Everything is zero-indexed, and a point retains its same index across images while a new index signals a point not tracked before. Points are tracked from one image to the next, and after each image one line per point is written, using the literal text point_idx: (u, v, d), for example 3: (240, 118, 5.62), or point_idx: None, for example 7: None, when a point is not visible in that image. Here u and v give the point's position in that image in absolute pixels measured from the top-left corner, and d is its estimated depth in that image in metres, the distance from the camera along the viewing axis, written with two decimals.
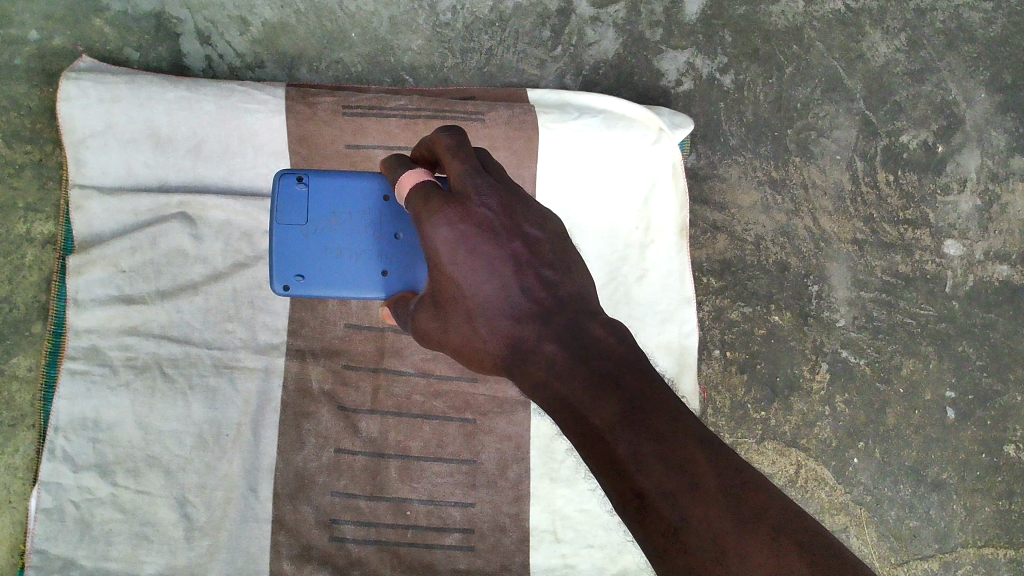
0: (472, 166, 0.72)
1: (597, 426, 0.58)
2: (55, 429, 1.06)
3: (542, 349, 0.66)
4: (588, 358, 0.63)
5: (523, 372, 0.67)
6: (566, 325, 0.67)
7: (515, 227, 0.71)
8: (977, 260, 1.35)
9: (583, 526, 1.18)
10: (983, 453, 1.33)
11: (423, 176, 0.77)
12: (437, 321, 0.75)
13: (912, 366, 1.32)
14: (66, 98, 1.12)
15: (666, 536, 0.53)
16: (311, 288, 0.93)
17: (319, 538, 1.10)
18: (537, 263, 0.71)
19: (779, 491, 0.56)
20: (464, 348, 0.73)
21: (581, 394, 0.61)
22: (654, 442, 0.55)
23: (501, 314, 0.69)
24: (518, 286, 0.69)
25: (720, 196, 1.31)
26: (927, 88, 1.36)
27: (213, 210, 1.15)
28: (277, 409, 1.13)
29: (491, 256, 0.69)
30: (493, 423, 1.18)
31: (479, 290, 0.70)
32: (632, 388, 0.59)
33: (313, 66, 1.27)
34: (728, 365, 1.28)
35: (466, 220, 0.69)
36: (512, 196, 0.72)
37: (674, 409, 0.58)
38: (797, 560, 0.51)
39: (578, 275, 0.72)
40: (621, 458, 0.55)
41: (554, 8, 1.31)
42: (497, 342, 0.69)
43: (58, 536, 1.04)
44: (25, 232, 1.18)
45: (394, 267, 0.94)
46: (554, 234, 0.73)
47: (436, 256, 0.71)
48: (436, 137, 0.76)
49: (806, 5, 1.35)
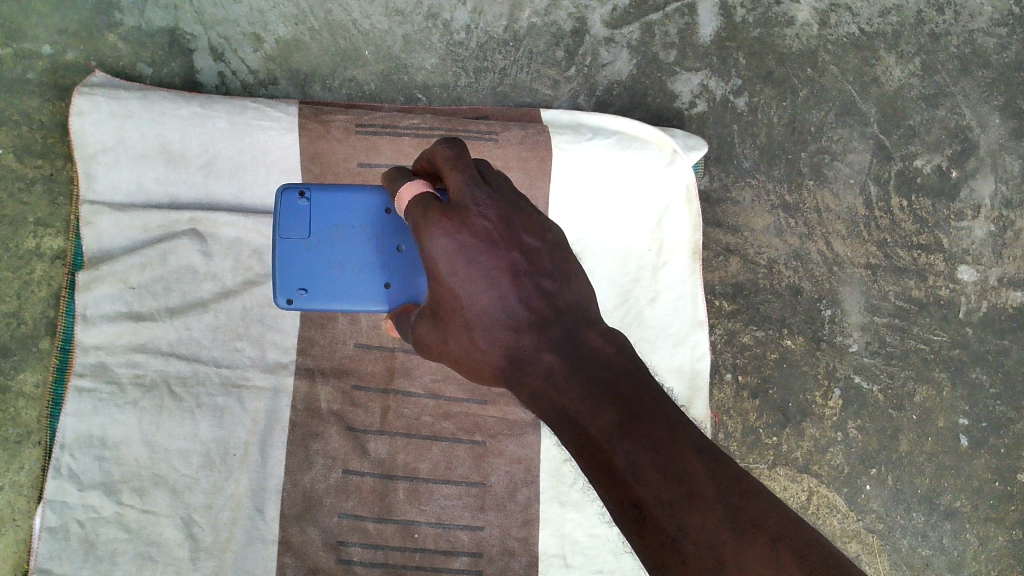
0: (470, 177, 0.71)
1: (595, 435, 0.58)
2: (61, 447, 1.05)
3: (540, 358, 0.65)
4: (587, 368, 0.63)
5: (521, 382, 0.67)
6: (565, 333, 0.66)
7: (513, 237, 0.70)
8: (991, 286, 1.35)
9: (592, 551, 1.17)
10: (997, 481, 1.31)
11: (424, 188, 0.75)
12: (434, 331, 0.74)
13: (925, 393, 1.31)
14: (78, 112, 1.11)
15: (665, 546, 0.53)
16: (314, 302, 0.90)
17: (325, 560, 1.08)
18: (536, 273, 0.70)
19: (776, 499, 0.57)
20: (463, 360, 0.72)
21: (579, 402, 0.61)
22: (652, 451, 0.55)
23: (499, 325, 0.68)
24: (516, 296, 0.68)
25: (733, 219, 1.31)
26: (941, 113, 1.35)
27: (224, 228, 1.14)
28: (285, 428, 1.11)
29: (488, 266, 0.68)
30: (502, 445, 1.17)
31: (477, 301, 0.69)
32: (630, 397, 0.60)
33: (326, 83, 1.26)
34: (739, 390, 1.27)
35: (464, 231, 0.68)
36: (510, 206, 0.71)
37: (672, 419, 0.58)
38: (794, 570, 0.52)
39: (576, 284, 0.72)
40: (619, 467, 0.56)
41: (568, 28, 1.30)
42: (496, 353, 0.68)
43: (63, 556, 1.03)
44: (34, 247, 1.17)
45: (397, 280, 0.91)
46: (553, 244, 0.72)
47: (435, 266, 0.70)
48: (435, 148, 0.75)
49: (821, 29, 1.35)
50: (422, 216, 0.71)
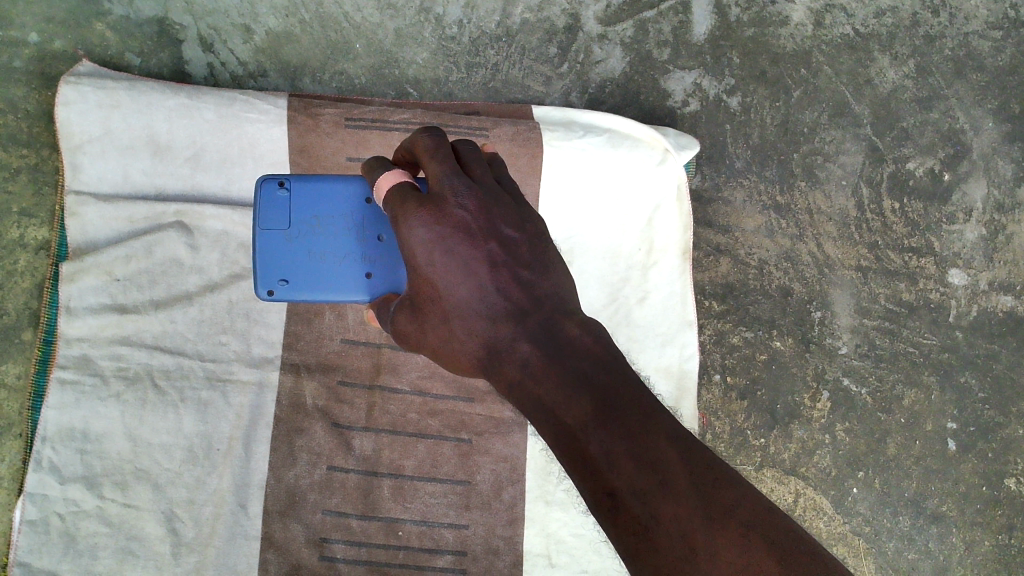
0: (450, 166, 0.70)
1: (570, 425, 0.58)
2: (41, 439, 1.04)
3: (516, 348, 0.65)
4: (563, 357, 0.62)
5: (498, 373, 0.66)
6: (543, 323, 0.66)
7: (493, 228, 0.69)
8: (981, 290, 1.34)
9: (577, 551, 1.16)
10: (985, 486, 1.31)
11: (401, 179, 0.74)
12: (413, 321, 0.73)
13: (913, 396, 1.31)
14: (64, 102, 1.10)
15: (638, 535, 0.53)
16: (296, 293, 0.90)
17: (308, 557, 1.08)
18: (515, 263, 0.69)
19: (750, 485, 0.57)
20: (443, 351, 0.71)
21: (554, 392, 0.60)
22: (626, 441, 0.55)
23: (478, 316, 0.67)
24: (494, 286, 0.67)
25: (724, 218, 1.30)
26: (934, 115, 1.35)
27: (210, 220, 1.13)
28: (269, 424, 1.11)
29: (466, 257, 0.67)
30: (488, 444, 1.16)
31: (454, 291, 0.68)
32: (606, 386, 0.59)
33: (316, 76, 1.25)
34: (728, 391, 1.26)
35: (441, 222, 0.68)
36: (490, 197, 0.70)
37: (648, 408, 0.58)
38: (766, 557, 0.52)
39: (556, 274, 0.71)
40: (593, 458, 0.56)
41: (561, 25, 1.30)
42: (474, 344, 0.68)
43: (42, 549, 1.02)
44: (18, 238, 1.16)
45: (379, 272, 0.89)
46: (532, 234, 0.71)
47: (413, 257, 0.69)
48: (416, 137, 0.73)
49: (815, 29, 1.34)
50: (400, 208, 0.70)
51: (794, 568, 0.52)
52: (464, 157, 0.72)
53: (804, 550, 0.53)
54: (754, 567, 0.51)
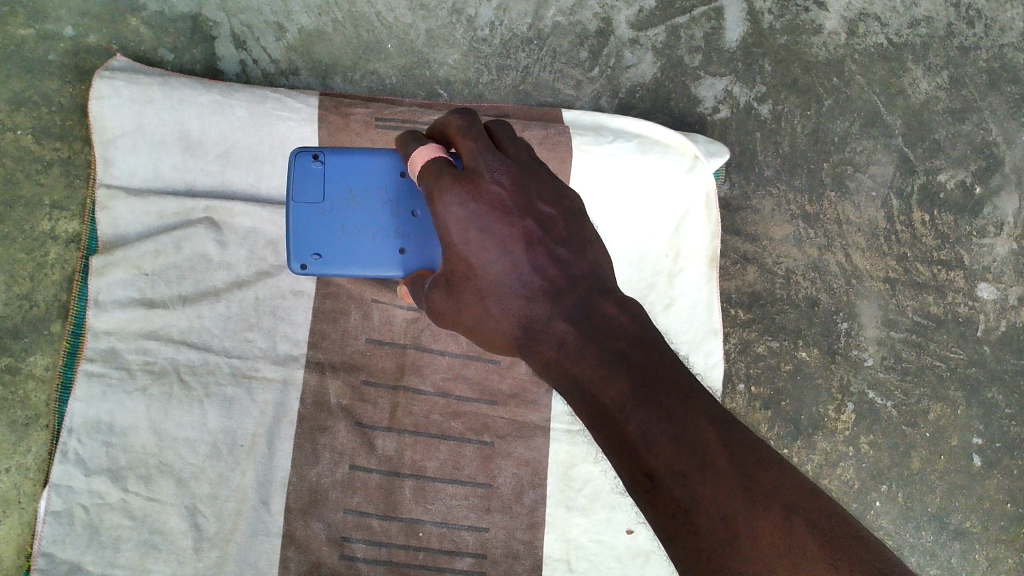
0: (485, 144, 0.70)
1: (609, 405, 0.58)
2: (68, 431, 1.05)
3: (553, 327, 0.65)
4: (600, 337, 0.63)
5: (535, 351, 0.67)
6: (578, 302, 0.66)
7: (528, 205, 0.69)
8: (1010, 304, 1.33)
9: (597, 557, 1.16)
10: (1009, 502, 1.30)
11: (436, 153, 0.73)
12: (447, 300, 0.73)
13: (939, 410, 1.29)
14: (98, 96, 1.11)
15: (677, 517, 0.53)
16: (328, 267, 0.90)
17: (329, 555, 1.08)
18: (550, 241, 0.69)
19: (790, 466, 0.56)
20: (476, 328, 0.71)
21: (593, 372, 0.61)
22: (665, 422, 0.55)
23: (513, 294, 0.68)
24: (529, 264, 0.68)
25: (752, 227, 1.29)
26: (967, 127, 1.34)
27: (239, 217, 1.14)
28: (293, 421, 1.11)
29: (503, 235, 0.68)
30: (511, 447, 1.16)
31: (490, 269, 0.68)
32: (643, 365, 0.59)
33: (347, 76, 1.25)
34: (752, 401, 1.26)
35: (477, 199, 0.67)
36: (525, 174, 0.70)
37: (687, 388, 0.58)
38: (807, 542, 0.52)
39: (592, 252, 0.71)
40: (632, 437, 0.56)
41: (592, 28, 1.29)
42: (510, 322, 0.68)
43: (66, 540, 1.03)
44: (49, 230, 1.17)
45: (412, 249, 0.90)
46: (567, 211, 0.72)
47: (447, 234, 0.69)
48: (448, 116, 0.73)
49: (848, 38, 1.33)
50: (434, 181, 0.70)
51: (836, 553, 0.51)
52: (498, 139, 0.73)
53: (845, 535, 0.53)
54: (796, 551, 0.51)
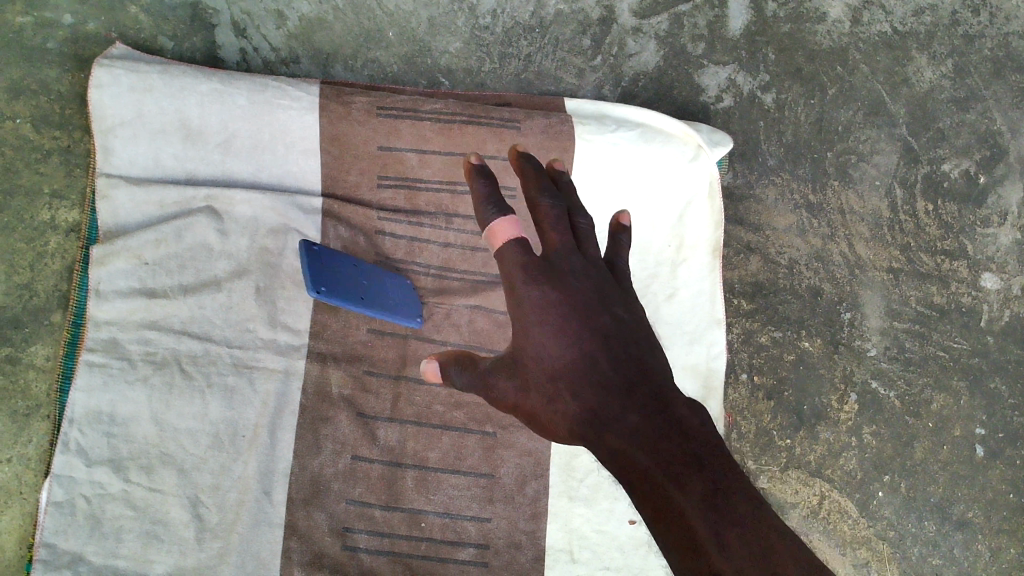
0: (568, 242, 0.70)
1: (678, 502, 0.57)
2: (69, 421, 1.04)
3: (624, 417, 0.62)
4: (672, 431, 0.61)
5: (599, 444, 0.63)
6: (651, 397, 0.64)
7: (606, 304, 0.69)
8: (1014, 294, 1.32)
9: (600, 547, 1.16)
10: (1011, 492, 1.29)
11: (521, 235, 0.68)
12: (508, 381, 0.70)
13: (942, 401, 1.29)
14: (97, 85, 1.10)
15: None
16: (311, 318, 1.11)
17: (331, 546, 1.08)
18: (624, 338, 0.68)
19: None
20: (538, 414, 0.68)
21: (660, 466, 0.58)
22: (739, 530, 0.55)
23: (585, 382, 0.65)
24: (603, 356, 0.66)
25: (756, 216, 1.29)
26: (971, 116, 1.33)
27: (240, 206, 1.13)
28: (295, 412, 1.10)
29: (579, 327, 0.67)
30: (513, 437, 1.16)
31: (561, 356, 0.67)
32: (717, 468, 0.58)
33: (348, 65, 1.25)
34: (755, 391, 1.26)
35: (562, 292, 0.67)
36: (603, 278, 0.70)
37: (757, 504, 0.57)
38: None
39: (660, 353, 0.70)
40: (702, 541, 0.55)
41: (595, 16, 1.28)
42: (576, 411, 0.65)
43: (68, 531, 1.02)
44: (49, 220, 1.16)
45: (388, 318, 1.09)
46: (640, 317, 0.71)
47: (525, 319, 0.68)
48: (535, 197, 0.70)
49: (853, 26, 1.32)
50: (520, 270, 0.67)
51: None
52: (578, 232, 0.72)
53: None
54: None
